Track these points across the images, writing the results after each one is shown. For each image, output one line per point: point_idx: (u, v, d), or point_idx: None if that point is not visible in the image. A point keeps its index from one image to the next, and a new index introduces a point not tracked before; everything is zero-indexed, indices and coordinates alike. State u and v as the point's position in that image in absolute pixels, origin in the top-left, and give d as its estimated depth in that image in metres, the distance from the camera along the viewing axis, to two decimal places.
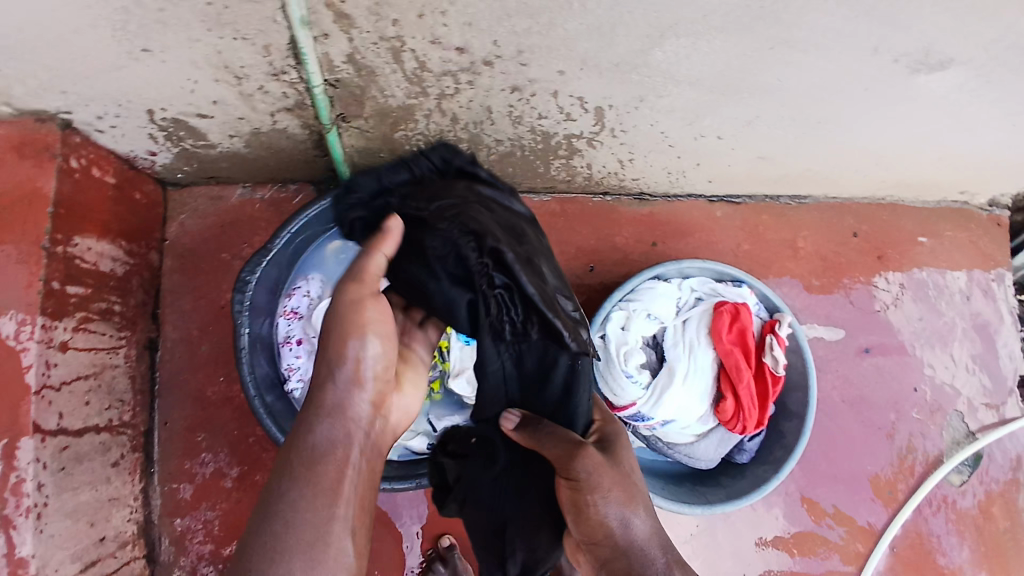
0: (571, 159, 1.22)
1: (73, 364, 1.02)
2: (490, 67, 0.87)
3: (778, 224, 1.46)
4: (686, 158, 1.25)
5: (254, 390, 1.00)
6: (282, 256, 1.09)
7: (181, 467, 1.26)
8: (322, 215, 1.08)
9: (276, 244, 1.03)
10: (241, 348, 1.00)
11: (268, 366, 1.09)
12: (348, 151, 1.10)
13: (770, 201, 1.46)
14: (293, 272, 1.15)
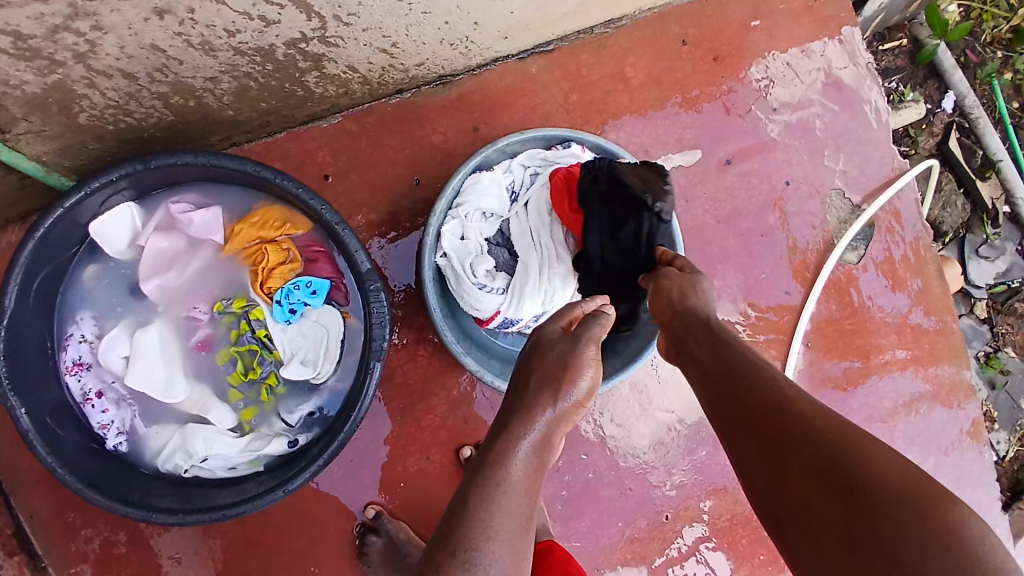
0: (325, 68, 1.01)
1: None
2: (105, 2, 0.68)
3: (599, 59, 1.29)
4: (456, 19, 1.05)
5: (63, 468, 0.86)
6: (31, 310, 0.91)
7: (69, 550, 1.14)
8: (48, 247, 0.89)
9: (8, 301, 0.85)
10: (25, 432, 0.84)
11: (76, 431, 0.94)
12: (43, 158, 0.92)
13: (584, 37, 1.29)
14: (58, 321, 0.97)
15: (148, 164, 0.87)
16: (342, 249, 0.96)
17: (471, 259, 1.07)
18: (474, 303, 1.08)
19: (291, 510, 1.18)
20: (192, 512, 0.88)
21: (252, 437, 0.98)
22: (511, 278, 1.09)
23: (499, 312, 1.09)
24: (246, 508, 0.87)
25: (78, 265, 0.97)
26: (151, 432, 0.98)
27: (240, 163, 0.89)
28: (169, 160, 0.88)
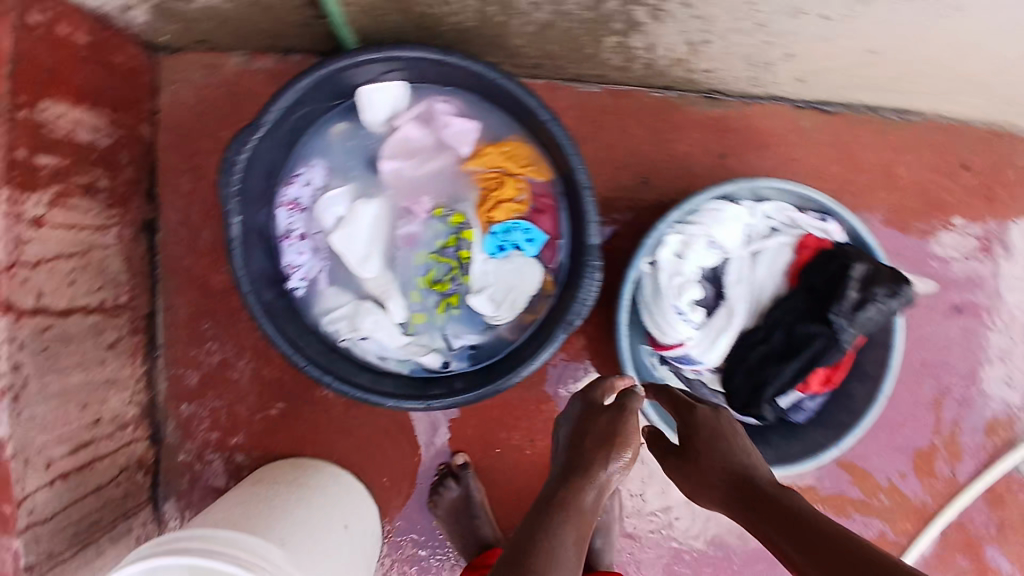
0: (629, 37, 0.97)
1: (50, 243, 0.94)
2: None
3: (870, 144, 1.21)
4: (777, 48, 0.98)
5: (250, 290, 0.92)
6: (278, 135, 0.96)
7: (185, 354, 1.22)
8: (318, 88, 0.94)
9: (268, 118, 0.89)
10: (233, 242, 0.91)
11: (268, 259, 1.02)
12: (350, 10, 0.93)
13: (867, 116, 1.21)
14: (294, 157, 1.04)
15: (445, 58, 0.89)
16: (574, 217, 0.96)
17: (682, 283, 1.07)
18: (664, 326, 1.08)
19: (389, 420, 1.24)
20: (337, 381, 0.94)
21: (412, 340, 1.06)
22: (709, 316, 1.11)
23: (683, 344, 1.09)
24: (391, 404, 0.94)
25: (333, 119, 1.04)
26: (329, 291, 1.07)
27: (527, 96, 0.90)
28: (464, 63, 0.89)
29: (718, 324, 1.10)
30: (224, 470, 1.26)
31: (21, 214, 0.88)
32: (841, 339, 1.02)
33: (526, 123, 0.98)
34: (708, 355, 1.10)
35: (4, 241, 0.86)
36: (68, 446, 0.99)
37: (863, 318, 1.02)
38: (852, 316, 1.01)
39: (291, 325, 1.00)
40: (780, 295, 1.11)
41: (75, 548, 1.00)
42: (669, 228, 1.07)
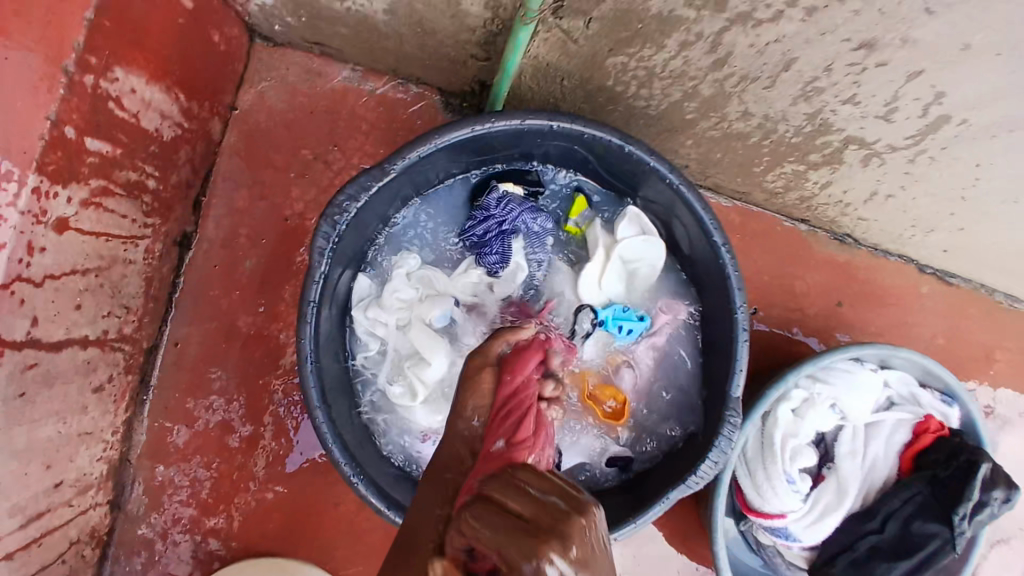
0: (812, 170, 0.89)
1: (67, 252, 0.70)
2: (844, 2, 0.53)
3: (983, 323, 1.18)
4: (959, 211, 0.93)
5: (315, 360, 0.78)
6: (390, 195, 0.84)
7: (182, 405, 0.96)
8: (459, 144, 0.81)
9: (395, 166, 0.76)
10: (310, 303, 0.77)
11: (336, 328, 0.87)
12: (523, 65, 0.78)
13: (982, 293, 1.19)
14: (391, 232, 0.91)
15: (626, 145, 0.78)
16: (720, 355, 0.85)
17: (796, 445, 0.95)
18: (768, 491, 0.95)
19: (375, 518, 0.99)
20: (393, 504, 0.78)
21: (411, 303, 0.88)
22: (814, 488, 0.98)
23: (785, 515, 0.96)
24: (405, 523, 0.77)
25: (450, 188, 0.91)
26: (388, 375, 0.88)
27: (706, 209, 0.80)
28: (647, 157, 0.79)
29: (824, 501, 0.97)
30: (190, 559, 0.97)
31: (44, 212, 0.65)
32: (960, 543, 0.92)
33: (684, 232, 0.87)
34: (807, 536, 0.97)
35: (11, 245, 0.61)
36: (17, 519, 0.74)
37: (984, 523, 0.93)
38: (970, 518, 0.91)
39: (337, 402, 0.82)
40: (890, 483, 0.99)
41: None
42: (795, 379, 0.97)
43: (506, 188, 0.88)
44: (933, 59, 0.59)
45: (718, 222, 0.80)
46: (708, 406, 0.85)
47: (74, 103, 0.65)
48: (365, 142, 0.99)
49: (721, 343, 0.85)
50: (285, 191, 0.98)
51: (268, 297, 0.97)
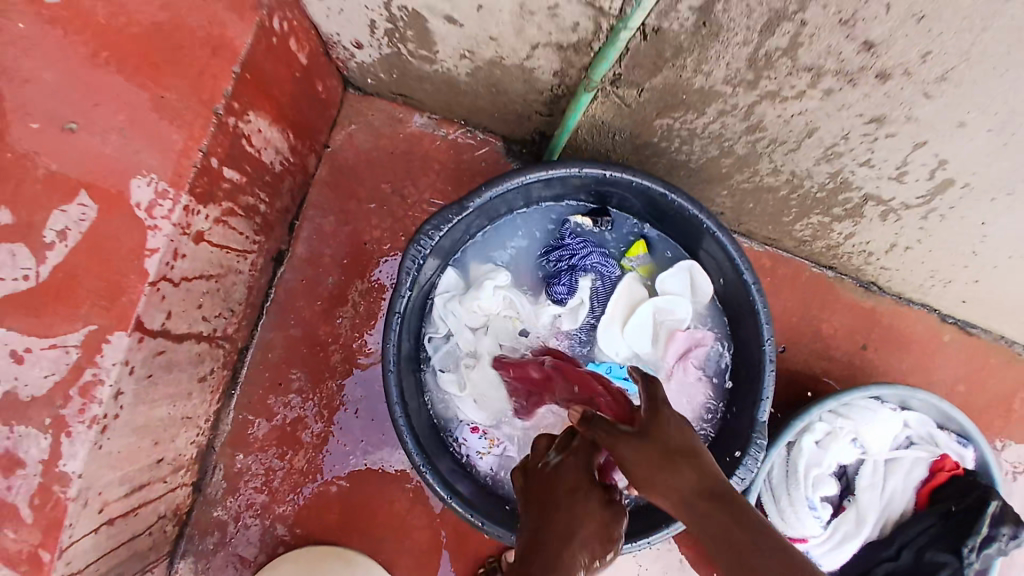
0: (835, 221, 0.99)
1: (200, 259, 0.85)
2: (854, 87, 0.64)
3: (1013, 374, 1.24)
4: (975, 265, 1.00)
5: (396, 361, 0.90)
6: (469, 222, 0.97)
7: (263, 400, 1.12)
8: (529, 187, 0.94)
9: (473, 203, 0.90)
10: (396, 313, 0.90)
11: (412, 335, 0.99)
12: (581, 122, 0.91)
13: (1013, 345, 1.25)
14: (471, 246, 1.03)
15: (669, 194, 0.90)
16: (747, 382, 0.95)
17: (817, 475, 1.03)
18: (794, 522, 1.03)
19: (423, 507, 1.13)
20: (451, 494, 0.89)
21: (484, 316, 1.00)
22: (835, 517, 1.07)
23: (806, 541, 1.04)
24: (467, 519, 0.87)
25: (521, 218, 1.03)
26: (446, 368, 1.00)
27: (738, 251, 0.91)
28: (688, 205, 0.91)
29: (843, 529, 1.06)
30: (257, 542, 1.11)
31: (188, 225, 0.80)
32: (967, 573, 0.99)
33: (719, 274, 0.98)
34: (827, 560, 1.06)
35: (161, 249, 0.77)
36: (126, 487, 0.87)
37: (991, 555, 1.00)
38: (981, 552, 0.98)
39: (414, 402, 0.94)
40: (907, 515, 1.07)
41: None
42: (819, 413, 1.05)
43: (578, 221, 1.02)
44: (932, 131, 0.69)
45: (749, 264, 0.91)
46: (735, 432, 0.94)
47: (219, 140, 0.81)
48: (436, 180, 1.14)
49: (748, 375, 0.95)
50: (365, 219, 1.14)
51: (344, 309, 1.13)
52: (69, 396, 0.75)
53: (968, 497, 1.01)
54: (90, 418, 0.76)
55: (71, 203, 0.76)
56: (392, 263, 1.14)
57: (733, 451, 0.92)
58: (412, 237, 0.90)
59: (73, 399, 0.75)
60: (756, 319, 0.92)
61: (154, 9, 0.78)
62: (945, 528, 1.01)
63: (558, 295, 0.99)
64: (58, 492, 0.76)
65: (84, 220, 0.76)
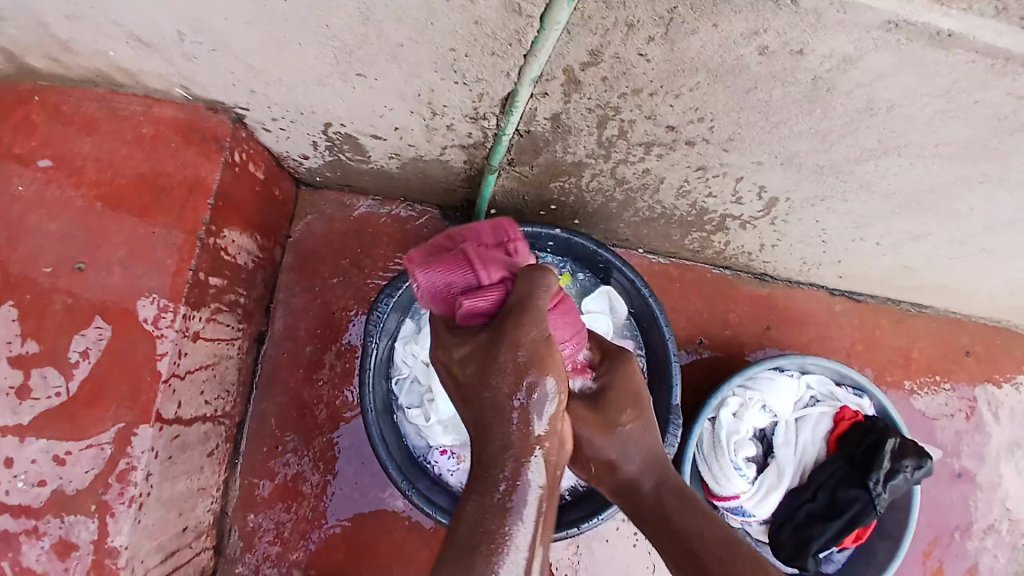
0: (713, 235, 1.22)
1: (199, 354, 1.03)
2: (670, 152, 0.87)
3: (894, 329, 1.49)
4: (832, 250, 1.21)
5: (373, 407, 1.09)
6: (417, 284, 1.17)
7: (265, 463, 1.28)
8: None
9: None
10: (368, 367, 1.09)
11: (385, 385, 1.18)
12: (495, 190, 1.13)
13: (891, 305, 1.50)
14: None
15: (572, 237, 1.15)
16: (658, 373, 1.18)
17: (738, 439, 1.25)
18: (725, 481, 1.24)
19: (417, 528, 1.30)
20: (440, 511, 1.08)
21: None
22: (760, 473, 1.26)
23: (738, 496, 1.24)
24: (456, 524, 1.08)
25: None
26: (414, 404, 1.18)
27: (633, 273, 1.15)
28: (589, 245, 1.15)
29: (767, 483, 1.25)
30: None
31: (187, 328, 0.98)
32: (878, 503, 1.17)
33: (626, 293, 1.21)
34: (760, 510, 1.25)
35: (169, 351, 0.96)
36: (161, 555, 1.02)
37: (899, 486, 1.18)
38: (885, 484, 1.18)
39: (394, 441, 1.13)
40: (821, 460, 1.26)
41: None
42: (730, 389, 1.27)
43: None
44: (745, 169, 0.89)
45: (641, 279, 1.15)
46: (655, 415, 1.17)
47: (205, 257, 1.00)
48: (387, 250, 1.35)
49: (659, 369, 1.17)
50: (331, 292, 1.33)
51: (325, 373, 1.31)
52: (108, 483, 0.91)
53: (866, 439, 1.21)
54: (128, 496, 0.92)
55: (89, 327, 0.93)
56: (361, 324, 1.33)
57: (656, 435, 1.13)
58: (372, 304, 1.11)
59: (112, 487, 0.91)
60: (658, 323, 1.16)
61: (137, 161, 0.98)
62: (852, 468, 1.21)
63: None
64: (110, 563, 0.91)
65: (101, 338, 0.93)
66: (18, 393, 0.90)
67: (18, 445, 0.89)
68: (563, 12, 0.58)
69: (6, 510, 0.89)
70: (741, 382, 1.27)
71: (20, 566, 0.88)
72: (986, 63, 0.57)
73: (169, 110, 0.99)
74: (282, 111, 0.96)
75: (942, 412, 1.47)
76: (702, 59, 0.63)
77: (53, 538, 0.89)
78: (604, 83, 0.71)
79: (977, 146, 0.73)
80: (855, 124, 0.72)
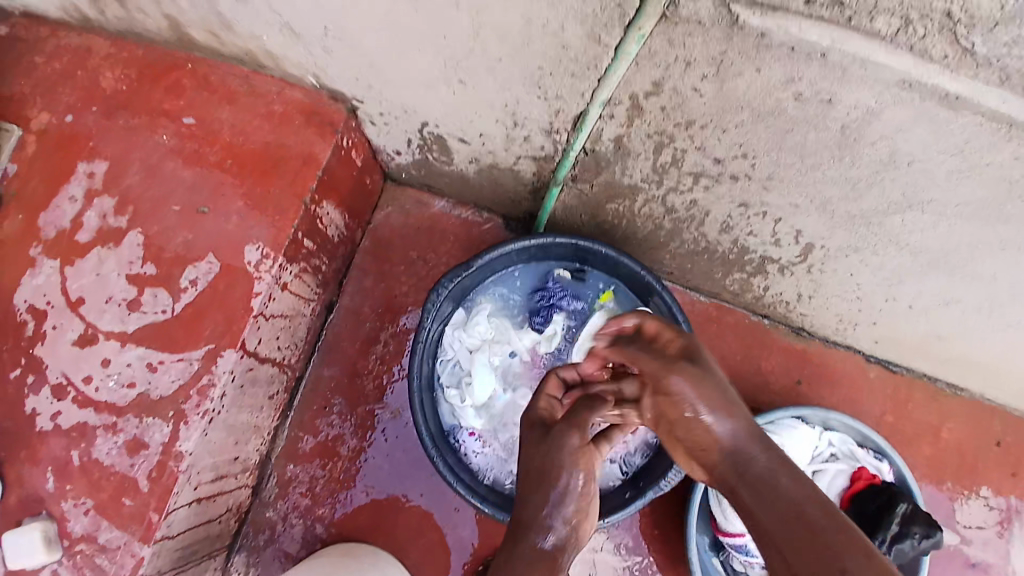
0: (753, 277, 1.30)
1: (283, 302, 1.19)
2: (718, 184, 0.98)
3: (928, 406, 1.49)
4: (867, 308, 1.26)
5: (417, 376, 1.21)
6: (475, 276, 1.30)
7: (311, 420, 1.42)
8: (518, 252, 1.29)
9: (477, 263, 1.24)
10: (420, 342, 1.21)
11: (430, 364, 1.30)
12: (555, 206, 1.27)
13: (928, 380, 1.50)
14: (477, 292, 1.34)
15: (621, 257, 1.23)
16: None
17: None
18: (731, 515, 1.26)
19: (426, 509, 1.39)
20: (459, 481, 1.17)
21: (487, 344, 1.32)
22: None
23: (744, 533, 1.26)
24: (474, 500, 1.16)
25: (518, 274, 1.36)
26: (452, 384, 1.30)
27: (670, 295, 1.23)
28: (635, 265, 1.24)
29: None
30: (300, 539, 1.38)
31: (279, 277, 1.15)
32: None
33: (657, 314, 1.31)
34: (761, 552, 1.25)
35: (263, 292, 1.12)
36: (213, 474, 1.17)
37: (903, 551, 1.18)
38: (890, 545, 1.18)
39: (431, 414, 1.24)
40: None
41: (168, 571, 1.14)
42: None
43: (561, 273, 1.35)
44: (782, 212, 0.99)
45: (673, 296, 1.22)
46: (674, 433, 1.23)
47: (304, 220, 1.17)
48: (450, 248, 1.50)
49: None
50: (395, 278, 1.49)
51: (378, 349, 1.45)
52: (188, 394, 1.07)
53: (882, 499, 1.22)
54: (203, 410, 1.07)
55: (201, 262, 1.11)
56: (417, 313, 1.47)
57: (673, 455, 1.19)
58: (433, 286, 1.23)
59: (191, 399, 1.07)
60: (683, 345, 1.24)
61: (264, 135, 1.17)
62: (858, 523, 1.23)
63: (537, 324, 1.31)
64: (172, 465, 1.05)
65: (208, 272, 1.11)
66: (129, 305, 1.09)
67: (118, 349, 1.07)
68: (632, 45, 0.72)
69: (93, 405, 1.06)
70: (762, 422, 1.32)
71: (90, 457, 1.05)
72: (993, 127, 0.66)
73: (297, 95, 1.20)
74: (389, 108, 1.15)
75: (968, 499, 1.45)
76: (748, 99, 0.75)
77: (127, 436, 1.06)
78: (662, 112, 0.84)
79: (994, 209, 0.80)
80: (882, 174, 0.81)
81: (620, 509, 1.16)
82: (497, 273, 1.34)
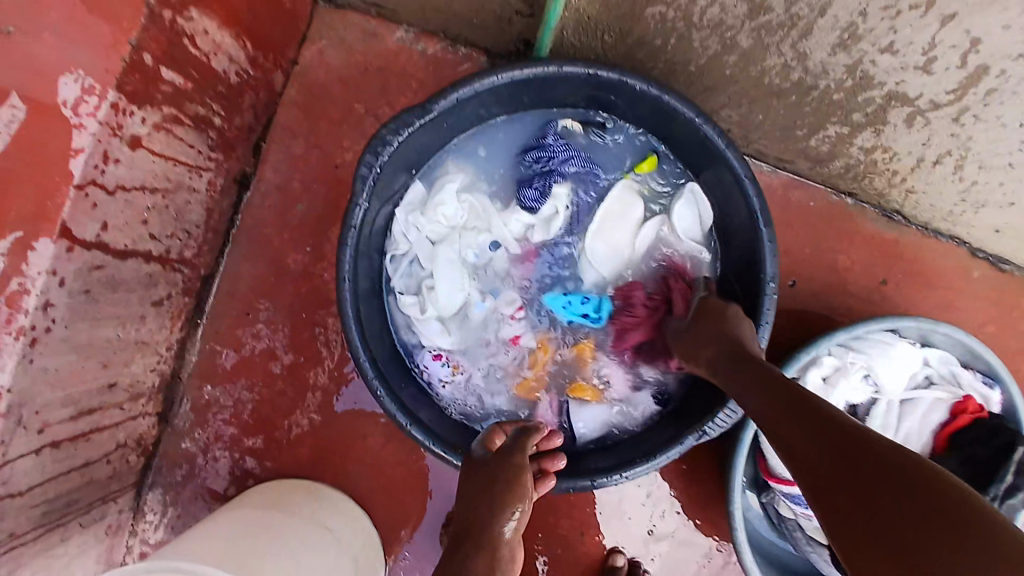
0: (857, 133, 0.86)
1: (139, 167, 0.80)
2: None
3: None
4: (1014, 183, 0.84)
5: (350, 278, 0.83)
6: (436, 128, 0.87)
7: (230, 331, 1.07)
8: (501, 91, 0.85)
9: (436, 105, 0.80)
10: (351, 227, 0.81)
11: (376, 261, 0.92)
12: (562, 15, 0.82)
13: None
14: (441, 155, 0.94)
15: (662, 95, 0.79)
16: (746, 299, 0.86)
17: None
18: (788, 465, 0.92)
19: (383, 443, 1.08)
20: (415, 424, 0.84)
21: (457, 232, 0.93)
22: None
23: (801, 485, 0.93)
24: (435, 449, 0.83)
25: (504, 129, 0.94)
26: (409, 288, 0.94)
27: (734, 154, 0.81)
28: (682, 106, 0.80)
29: None
30: (226, 475, 1.07)
31: (120, 125, 0.74)
32: None
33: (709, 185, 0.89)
34: None
35: (88, 149, 0.70)
36: (72, 409, 0.84)
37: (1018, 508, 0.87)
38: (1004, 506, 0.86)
39: (375, 332, 0.88)
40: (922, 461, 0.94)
41: (39, 531, 0.83)
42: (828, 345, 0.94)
43: (566, 126, 0.93)
44: None
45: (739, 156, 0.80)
46: None
47: (152, 36, 0.74)
48: (411, 98, 1.06)
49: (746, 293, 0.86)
50: (336, 140, 1.06)
51: (315, 239, 1.06)
52: None
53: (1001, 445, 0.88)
54: (17, 329, 0.69)
55: None
56: None
57: None
58: (369, 141, 0.80)
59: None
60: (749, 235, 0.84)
61: None
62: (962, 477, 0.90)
63: (530, 201, 0.91)
64: None
65: (13, 123, 0.64)
66: None
67: None
68: None
69: None
70: (843, 339, 0.93)
71: None
72: None
73: None
74: None
75: None
76: None
77: None
78: None
79: None
80: None
81: (656, 457, 0.82)
82: (473, 125, 0.92)
